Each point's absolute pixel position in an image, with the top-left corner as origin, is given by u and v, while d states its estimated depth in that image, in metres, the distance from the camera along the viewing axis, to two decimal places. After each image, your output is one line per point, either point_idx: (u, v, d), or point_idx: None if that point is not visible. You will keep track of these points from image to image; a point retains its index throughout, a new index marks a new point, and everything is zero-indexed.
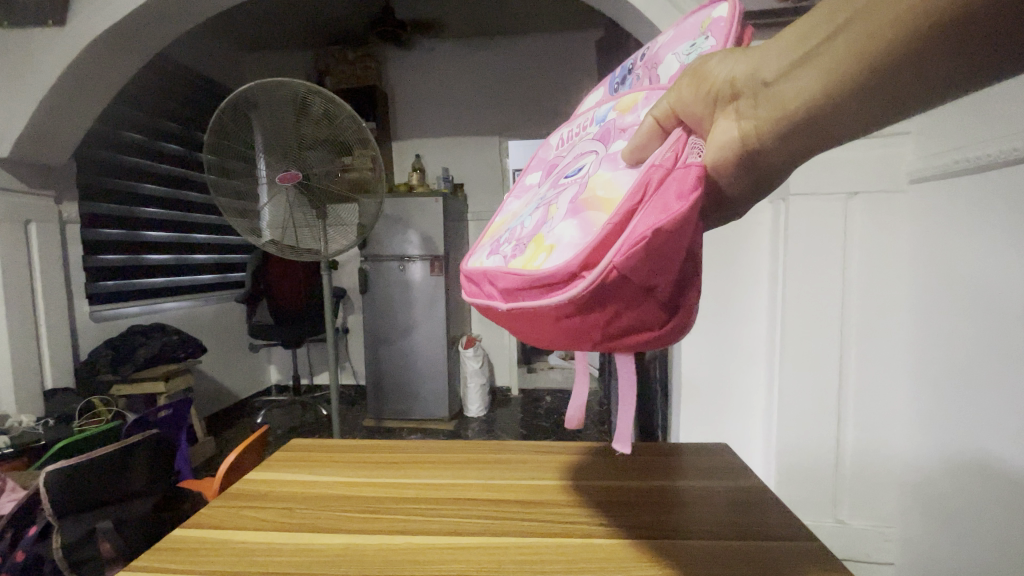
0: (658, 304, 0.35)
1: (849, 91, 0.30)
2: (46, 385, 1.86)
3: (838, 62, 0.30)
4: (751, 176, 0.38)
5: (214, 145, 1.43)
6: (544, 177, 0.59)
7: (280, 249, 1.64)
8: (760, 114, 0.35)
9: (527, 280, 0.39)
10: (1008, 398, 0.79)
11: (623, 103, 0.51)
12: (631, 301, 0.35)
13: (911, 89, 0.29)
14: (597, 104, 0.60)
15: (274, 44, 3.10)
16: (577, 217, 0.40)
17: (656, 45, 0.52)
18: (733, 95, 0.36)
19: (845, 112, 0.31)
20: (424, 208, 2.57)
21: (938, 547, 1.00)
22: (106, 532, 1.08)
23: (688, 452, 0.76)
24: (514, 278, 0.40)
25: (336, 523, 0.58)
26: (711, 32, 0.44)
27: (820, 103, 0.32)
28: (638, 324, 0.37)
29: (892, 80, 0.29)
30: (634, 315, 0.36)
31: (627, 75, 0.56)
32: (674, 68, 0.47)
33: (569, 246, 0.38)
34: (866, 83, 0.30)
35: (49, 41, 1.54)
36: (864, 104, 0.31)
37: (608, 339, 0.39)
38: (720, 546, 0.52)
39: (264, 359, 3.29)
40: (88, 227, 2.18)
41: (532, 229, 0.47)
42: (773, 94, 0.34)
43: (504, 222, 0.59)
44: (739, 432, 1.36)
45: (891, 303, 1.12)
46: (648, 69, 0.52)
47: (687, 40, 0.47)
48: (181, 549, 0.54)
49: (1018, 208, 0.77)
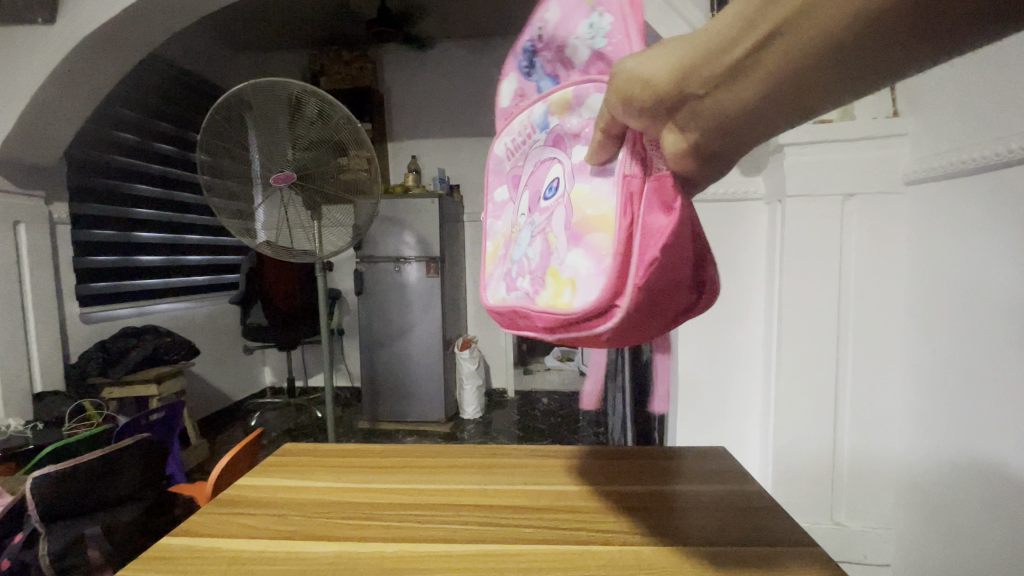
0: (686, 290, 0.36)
1: (802, 88, 0.24)
2: (36, 388, 1.84)
3: (779, 63, 0.24)
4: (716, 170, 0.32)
5: (206, 144, 1.42)
6: (513, 197, 0.52)
7: (275, 250, 1.61)
8: (703, 122, 0.28)
9: (557, 320, 0.37)
10: (1005, 401, 0.79)
11: (555, 105, 0.45)
12: (665, 303, 0.35)
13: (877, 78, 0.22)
14: (515, 99, 0.53)
15: (268, 44, 3.08)
16: (580, 245, 0.38)
17: (546, 25, 0.47)
18: (663, 104, 0.30)
19: (802, 109, 0.25)
20: (419, 208, 2.56)
21: (936, 550, 0.99)
22: (96, 538, 1.06)
23: (687, 455, 0.75)
24: (547, 321, 0.39)
25: (327, 529, 0.57)
26: (604, 7, 0.40)
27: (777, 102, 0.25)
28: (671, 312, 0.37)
29: (850, 75, 0.22)
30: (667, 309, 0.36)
31: (530, 60, 0.49)
32: (585, 53, 0.43)
33: (588, 278, 0.36)
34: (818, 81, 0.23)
35: (39, 38, 1.52)
36: (828, 88, 0.23)
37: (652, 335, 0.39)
38: (717, 551, 0.52)
39: (258, 361, 3.27)
40: (78, 228, 2.16)
41: (539, 262, 0.44)
42: (711, 103, 0.27)
43: (496, 253, 0.53)
44: (736, 435, 1.36)
45: (885, 303, 1.13)
46: (554, 53, 0.47)
47: (581, 19, 0.43)
48: (173, 556, 0.53)
49: (1019, 210, 0.77)
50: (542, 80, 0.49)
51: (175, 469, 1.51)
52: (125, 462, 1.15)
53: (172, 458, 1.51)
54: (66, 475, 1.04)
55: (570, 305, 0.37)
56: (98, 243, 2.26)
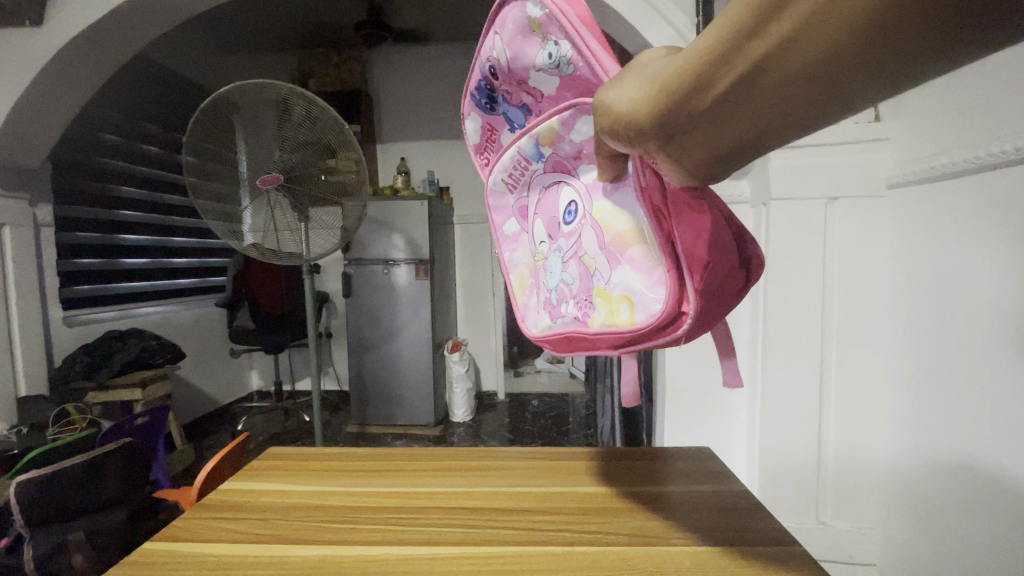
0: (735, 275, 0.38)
1: (789, 113, 0.21)
2: (19, 393, 1.80)
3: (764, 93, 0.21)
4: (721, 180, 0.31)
5: (195, 146, 1.39)
6: (523, 228, 0.52)
7: (261, 252, 1.59)
8: (696, 153, 0.26)
9: (622, 335, 0.39)
10: (989, 403, 0.80)
11: (542, 136, 0.45)
12: (721, 295, 0.37)
13: (889, 88, 0.19)
14: (485, 134, 0.54)
15: (256, 45, 3.06)
16: (624, 260, 0.39)
17: (497, 61, 0.46)
18: (652, 139, 0.28)
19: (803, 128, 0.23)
20: (408, 211, 2.55)
21: (920, 549, 1.01)
22: (78, 544, 1.05)
23: (675, 457, 0.76)
24: (611, 339, 0.40)
25: (309, 535, 0.57)
26: (555, 33, 0.38)
27: (767, 128, 0.23)
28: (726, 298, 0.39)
29: (855, 90, 0.20)
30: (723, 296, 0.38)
31: (495, 95, 0.50)
32: (552, 80, 0.42)
33: (647, 291, 0.38)
34: (817, 102, 0.21)
35: (23, 39, 1.49)
36: (824, 107, 0.21)
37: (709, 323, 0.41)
38: (707, 552, 0.52)
39: (245, 365, 3.23)
40: (61, 231, 2.12)
41: (578, 284, 0.45)
42: (696, 136, 0.25)
43: (523, 285, 0.54)
44: (723, 435, 1.36)
45: (870, 304, 1.14)
46: (517, 83, 0.46)
47: (534, 49, 0.41)
48: (154, 562, 0.52)
49: (1004, 214, 0.78)
50: (511, 111, 0.50)
51: (160, 474, 1.49)
52: (109, 466, 1.12)
53: (156, 463, 1.49)
54: (50, 481, 1.01)
55: (631, 320, 0.39)
56: (82, 246, 2.22)
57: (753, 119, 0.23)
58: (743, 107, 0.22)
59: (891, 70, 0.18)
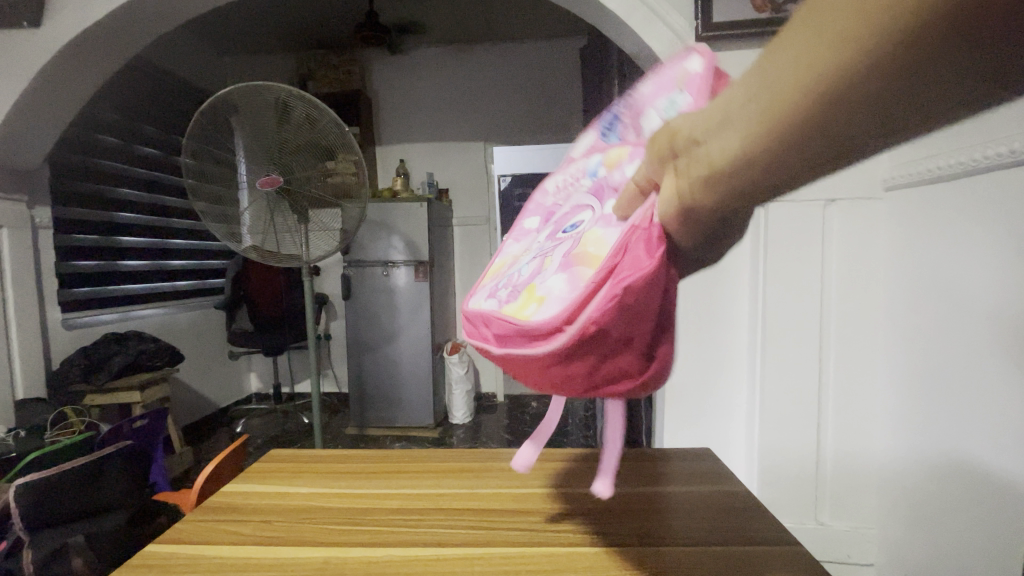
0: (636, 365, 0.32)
1: (783, 145, 0.18)
2: (18, 395, 1.80)
3: (761, 109, 0.18)
4: (725, 235, 0.28)
5: (194, 149, 1.40)
6: (537, 228, 0.53)
7: (261, 255, 1.60)
8: (693, 178, 0.23)
9: (512, 322, 0.35)
10: (983, 404, 0.82)
11: (610, 158, 0.44)
12: (605, 358, 0.32)
13: (900, 125, 0.17)
14: (587, 152, 0.52)
15: (255, 48, 3.07)
16: (568, 271, 0.36)
17: (636, 94, 0.43)
18: (673, 154, 0.25)
19: (803, 172, 0.20)
20: (408, 213, 2.55)
21: (918, 549, 1.02)
22: (76, 548, 1.06)
23: (675, 457, 0.76)
24: (501, 328, 0.37)
25: (312, 536, 0.57)
26: (686, 87, 0.34)
27: (758, 158, 0.20)
28: (611, 384, 0.33)
29: (862, 128, 0.17)
30: (607, 373, 0.33)
31: (616, 122, 0.47)
32: (650, 125, 0.38)
33: (558, 301, 0.34)
34: (819, 140, 0.18)
35: (23, 41, 1.49)
36: (823, 139, 0.18)
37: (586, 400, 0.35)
38: (707, 553, 0.52)
39: (244, 367, 3.23)
40: (60, 233, 2.12)
41: (527, 278, 0.42)
42: (699, 157, 0.22)
43: (498, 269, 0.52)
44: (723, 437, 1.37)
45: (867, 307, 1.15)
46: (632, 120, 0.44)
47: (662, 93, 0.39)
48: (156, 565, 0.52)
49: (998, 217, 0.79)
50: (614, 141, 0.47)
51: (159, 476, 1.49)
52: (110, 468, 1.12)
53: (155, 466, 1.49)
54: (52, 483, 1.02)
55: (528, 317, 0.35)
56: (81, 248, 2.22)
57: (749, 147, 0.20)
58: (740, 131, 0.20)
59: (908, 102, 0.16)
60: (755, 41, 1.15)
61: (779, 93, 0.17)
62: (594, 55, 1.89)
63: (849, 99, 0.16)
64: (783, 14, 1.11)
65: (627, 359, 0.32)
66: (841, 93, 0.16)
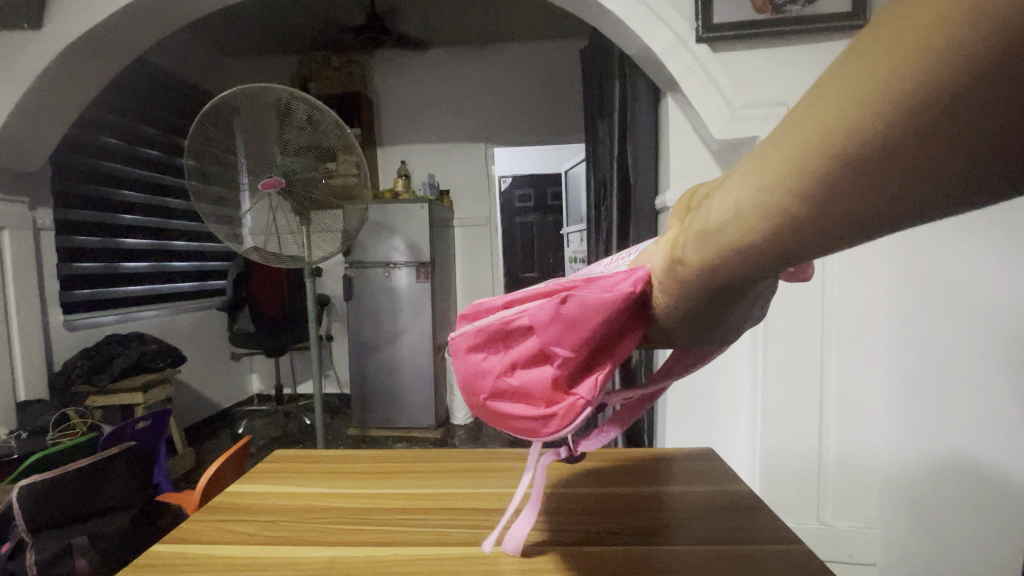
0: (552, 379, 0.37)
1: (797, 196, 0.21)
2: (20, 397, 1.80)
3: (783, 161, 0.21)
4: (713, 315, 0.32)
5: (195, 150, 1.41)
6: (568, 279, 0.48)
7: (263, 256, 1.60)
8: (693, 231, 0.27)
9: (489, 304, 0.44)
10: (980, 401, 0.83)
11: None
12: (531, 355, 0.39)
13: (899, 204, 0.19)
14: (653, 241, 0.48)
15: (256, 49, 3.07)
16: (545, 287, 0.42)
17: None
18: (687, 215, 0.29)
19: (812, 239, 0.22)
20: (410, 214, 2.56)
21: (918, 548, 1.02)
22: (83, 548, 1.04)
23: (677, 458, 0.76)
24: (477, 307, 0.45)
25: (319, 536, 0.57)
26: None
27: (766, 212, 0.22)
28: (525, 387, 0.39)
29: (870, 195, 0.19)
30: (527, 374, 0.39)
31: None
32: None
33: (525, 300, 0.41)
34: (830, 200, 0.20)
35: (25, 43, 1.49)
36: (834, 196, 0.20)
37: (501, 394, 0.41)
38: (711, 550, 0.53)
39: (246, 368, 3.23)
40: (63, 235, 2.12)
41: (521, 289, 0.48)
42: (706, 210, 0.26)
43: None
44: (726, 438, 1.36)
45: (868, 306, 1.15)
46: None
47: None
48: (160, 565, 0.52)
49: (1005, 215, 0.79)
50: None
51: (163, 477, 1.49)
52: (112, 470, 1.13)
53: (158, 467, 1.49)
54: (56, 485, 1.03)
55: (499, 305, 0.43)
56: (84, 250, 2.22)
57: (758, 203, 0.22)
58: (748, 188, 0.23)
59: (910, 175, 0.18)
60: (759, 39, 1.15)
61: (795, 150, 0.20)
62: (595, 55, 1.90)
63: (861, 159, 0.18)
64: (784, 12, 1.12)
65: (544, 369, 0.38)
66: (849, 157, 0.18)
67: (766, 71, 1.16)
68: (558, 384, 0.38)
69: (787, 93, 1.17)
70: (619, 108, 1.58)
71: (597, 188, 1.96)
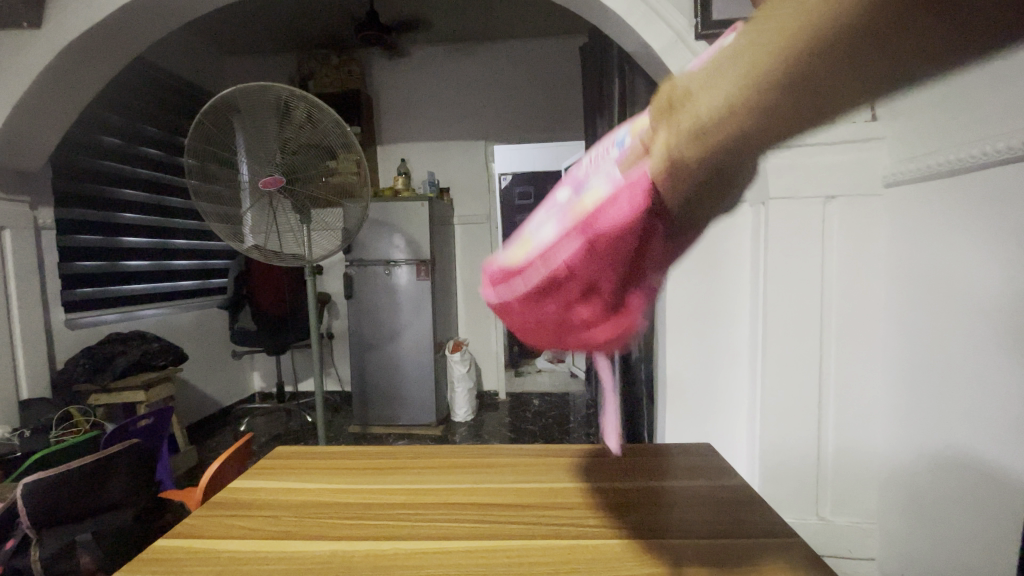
0: (603, 300, 0.36)
1: (791, 82, 0.19)
2: (22, 395, 1.81)
3: (767, 57, 0.19)
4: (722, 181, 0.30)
5: (196, 149, 1.41)
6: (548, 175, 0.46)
7: (263, 254, 1.60)
8: (684, 127, 0.24)
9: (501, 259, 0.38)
10: (983, 393, 0.83)
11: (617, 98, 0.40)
12: (577, 291, 0.35)
13: (882, 93, 0.18)
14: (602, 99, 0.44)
15: (256, 47, 3.08)
16: (550, 211, 0.37)
17: None
18: (671, 103, 0.26)
19: (795, 128, 0.21)
20: (410, 212, 2.56)
21: (916, 541, 1.03)
22: (87, 545, 1.07)
23: (675, 452, 0.77)
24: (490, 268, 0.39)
25: (318, 530, 0.58)
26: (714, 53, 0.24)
27: (759, 102, 0.20)
28: (586, 319, 0.36)
29: (848, 78, 0.18)
30: (581, 307, 0.36)
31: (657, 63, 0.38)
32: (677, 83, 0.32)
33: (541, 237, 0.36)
34: (810, 85, 0.18)
35: (24, 42, 1.50)
36: (812, 78, 0.18)
37: (564, 337, 0.38)
38: (706, 543, 0.54)
39: (246, 366, 3.23)
40: (64, 234, 2.13)
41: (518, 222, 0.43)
42: (692, 106, 0.23)
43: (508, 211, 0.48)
44: (723, 434, 1.37)
45: (868, 301, 1.16)
46: None
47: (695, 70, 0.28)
48: (163, 559, 0.53)
49: (1006, 211, 0.79)
50: None
51: (165, 474, 1.50)
52: (114, 468, 1.12)
53: (161, 463, 1.50)
54: (59, 483, 1.03)
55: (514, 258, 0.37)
56: (85, 248, 2.23)
57: (748, 95, 0.20)
58: (742, 72, 0.20)
59: (889, 55, 0.16)
60: None
61: (773, 41, 0.18)
62: (594, 53, 1.90)
63: (838, 43, 0.16)
64: None
65: (591, 295, 0.35)
66: (827, 46, 0.17)
67: None
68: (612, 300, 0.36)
69: None
70: (619, 105, 1.59)
71: None
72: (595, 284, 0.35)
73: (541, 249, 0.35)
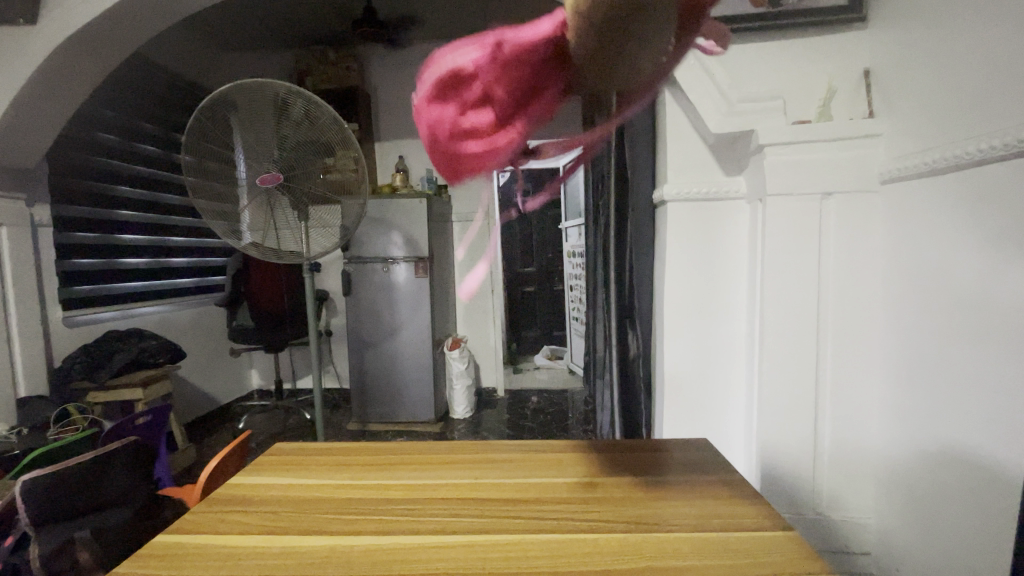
0: (493, 123, 0.31)
1: None
2: (19, 393, 1.81)
3: None
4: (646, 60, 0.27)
5: (191, 145, 1.40)
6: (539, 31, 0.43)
7: (261, 252, 1.62)
8: None
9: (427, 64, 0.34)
10: (980, 388, 0.83)
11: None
12: (477, 99, 0.30)
13: None
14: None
15: (253, 44, 3.06)
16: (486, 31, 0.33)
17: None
18: None
19: None
20: (407, 208, 2.56)
21: (912, 535, 1.04)
22: (85, 543, 1.05)
23: (672, 447, 0.78)
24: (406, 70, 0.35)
25: (318, 526, 0.58)
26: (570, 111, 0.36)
27: None
28: (473, 139, 0.32)
29: None
30: (474, 118, 0.31)
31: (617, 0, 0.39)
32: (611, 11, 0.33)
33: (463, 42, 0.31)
34: None
35: (19, 38, 1.49)
36: None
37: (440, 155, 0.33)
38: (703, 537, 0.54)
39: (244, 364, 3.23)
40: (60, 231, 2.12)
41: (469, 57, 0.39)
42: None
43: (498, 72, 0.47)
44: (720, 430, 1.38)
45: (865, 297, 1.16)
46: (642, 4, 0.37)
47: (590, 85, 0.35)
48: (163, 556, 0.53)
49: (1003, 207, 0.79)
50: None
51: (164, 472, 1.50)
52: (113, 466, 1.14)
53: (160, 462, 1.50)
54: (56, 482, 1.04)
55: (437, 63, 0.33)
56: (82, 246, 2.22)
57: None
58: None
59: None
60: (757, 33, 1.16)
61: None
62: None
63: None
64: (781, 6, 1.11)
65: (488, 115, 0.30)
66: None
67: (766, 66, 1.18)
68: (503, 129, 0.31)
69: (785, 90, 1.18)
70: None
71: (593, 183, 1.97)
72: (493, 101, 0.30)
73: (451, 48, 0.30)
